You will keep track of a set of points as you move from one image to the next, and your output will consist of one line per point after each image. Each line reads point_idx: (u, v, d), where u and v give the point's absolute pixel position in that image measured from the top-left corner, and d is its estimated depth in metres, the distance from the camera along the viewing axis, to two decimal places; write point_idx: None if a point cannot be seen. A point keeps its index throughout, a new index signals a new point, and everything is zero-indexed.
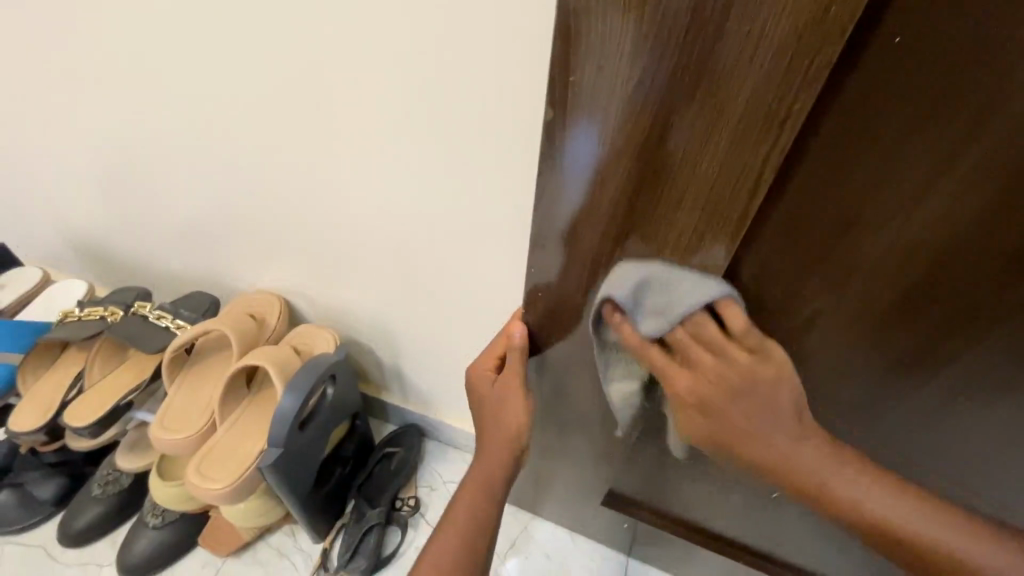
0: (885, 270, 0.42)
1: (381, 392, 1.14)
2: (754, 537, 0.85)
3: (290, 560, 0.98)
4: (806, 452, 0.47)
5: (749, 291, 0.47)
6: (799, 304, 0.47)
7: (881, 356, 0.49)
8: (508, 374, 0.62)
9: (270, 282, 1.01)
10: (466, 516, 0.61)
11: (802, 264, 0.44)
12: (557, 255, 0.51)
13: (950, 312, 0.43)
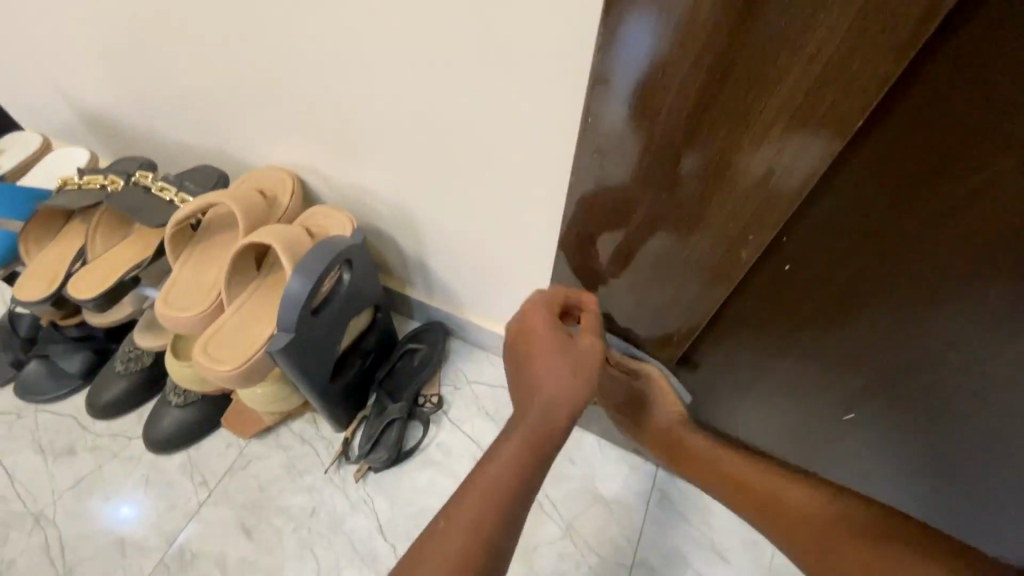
0: (910, 261, 0.45)
1: (404, 287, 1.06)
2: (799, 457, 0.78)
3: (312, 446, 0.97)
4: (703, 445, 0.69)
5: (791, 260, 0.50)
6: (838, 272, 0.49)
7: (926, 313, 0.48)
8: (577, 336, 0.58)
9: (280, 158, 0.90)
10: (504, 473, 0.50)
11: (843, 244, 0.47)
12: (607, 158, 0.46)
13: (970, 306, 0.45)
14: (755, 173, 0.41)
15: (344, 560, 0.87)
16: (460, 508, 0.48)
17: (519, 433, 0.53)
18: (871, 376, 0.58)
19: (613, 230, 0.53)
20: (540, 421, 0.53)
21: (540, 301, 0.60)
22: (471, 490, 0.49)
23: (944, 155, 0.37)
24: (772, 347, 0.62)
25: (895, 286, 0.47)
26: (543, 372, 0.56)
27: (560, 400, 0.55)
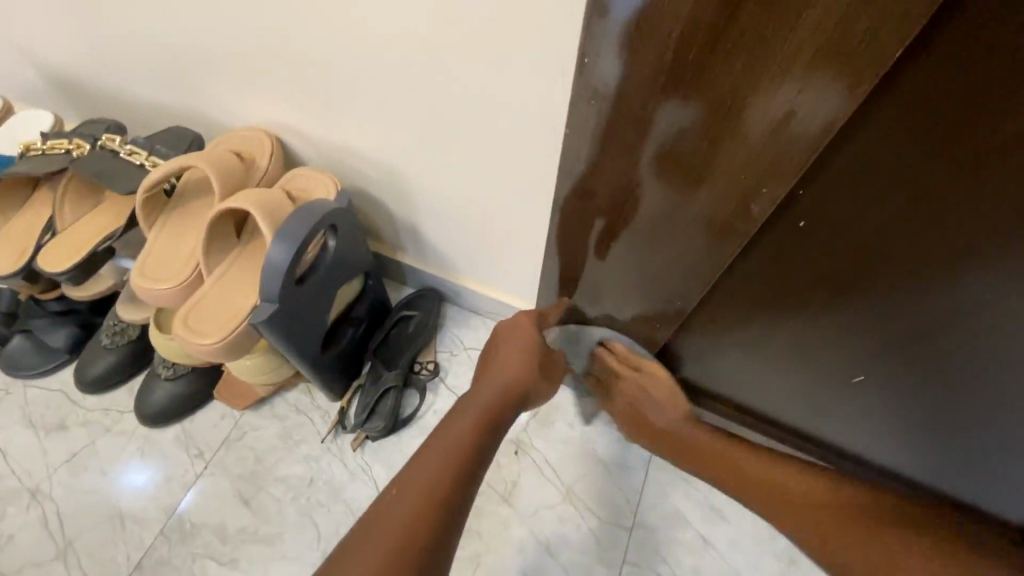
0: (913, 238, 0.44)
1: (395, 253, 1.03)
2: (801, 420, 0.76)
3: (308, 416, 0.96)
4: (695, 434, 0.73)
5: (797, 232, 0.49)
6: (842, 243, 0.48)
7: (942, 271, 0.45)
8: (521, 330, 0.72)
9: (257, 117, 0.84)
10: (441, 445, 0.58)
11: (846, 221, 0.46)
12: (602, 113, 0.42)
13: (983, 269, 0.43)
14: (770, 126, 0.37)
15: (344, 527, 0.87)
16: (409, 467, 0.56)
17: (466, 426, 0.61)
18: (887, 336, 0.55)
19: (611, 186, 0.49)
20: (492, 409, 0.65)
21: (501, 334, 0.73)
22: (408, 490, 0.52)
23: (954, 134, 0.37)
24: (780, 307, 0.59)
25: (917, 243, 0.44)
26: (473, 397, 0.67)
27: (499, 410, 0.66)
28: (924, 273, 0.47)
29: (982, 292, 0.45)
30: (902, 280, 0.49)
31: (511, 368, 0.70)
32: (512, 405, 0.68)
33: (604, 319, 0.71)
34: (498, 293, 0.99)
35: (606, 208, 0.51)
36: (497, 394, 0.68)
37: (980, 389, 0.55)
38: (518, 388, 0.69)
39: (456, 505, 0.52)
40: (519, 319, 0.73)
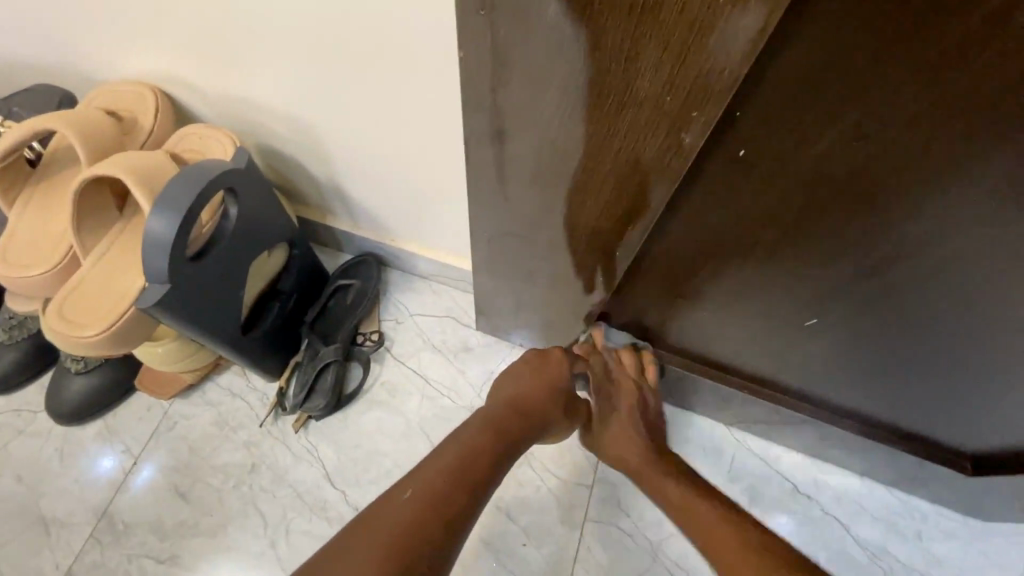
0: (852, 166, 0.41)
1: (326, 218, 0.94)
2: (759, 365, 0.73)
3: (244, 399, 0.89)
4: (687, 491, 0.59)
5: (733, 169, 0.45)
6: (783, 176, 0.44)
7: (895, 186, 0.41)
8: (549, 362, 0.71)
9: (135, 69, 0.73)
10: (455, 448, 0.57)
11: (779, 154, 0.42)
12: (487, 30, 0.36)
13: (934, 183, 0.39)
14: (680, 51, 0.33)
15: (292, 512, 0.82)
16: (421, 467, 0.55)
17: (485, 442, 0.59)
18: (839, 273, 0.51)
19: (524, 120, 0.43)
20: (507, 425, 0.63)
21: (527, 363, 0.71)
22: (418, 500, 0.50)
23: (882, 47, 0.33)
24: (728, 249, 0.54)
25: (883, 158, 0.39)
26: (487, 409, 0.65)
27: (515, 429, 0.63)
28: (889, 192, 0.41)
29: (937, 211, 0.41)
30: (858, 205, 0.44)
31: (533, 391, 0.68)
32: (529, 424, 0.65)
33: (545, 272, 0.66)
34: (440, 254, 0.92)
35: (526, 152, 0.46)
36: (513, 410, 0.65)
37: (937, 315, 0.52)
38: (537, 411, 0.66)
39: (461, 525, 0.51)
40: (550, 353, 0.72)
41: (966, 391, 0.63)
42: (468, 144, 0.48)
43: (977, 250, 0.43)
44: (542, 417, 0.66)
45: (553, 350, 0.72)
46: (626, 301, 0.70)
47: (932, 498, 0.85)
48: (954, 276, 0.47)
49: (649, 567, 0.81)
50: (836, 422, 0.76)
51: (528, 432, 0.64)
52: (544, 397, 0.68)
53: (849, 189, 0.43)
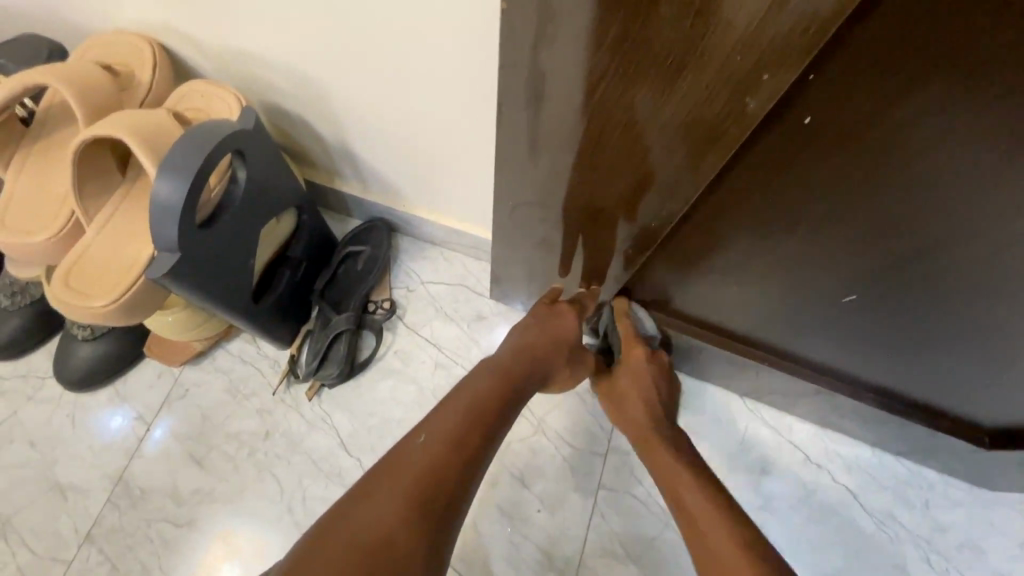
0: (921, 143, 0.38)
1: (334, 180, 0.90)
2: (781, 338, 0.72)
3: (255, 366, 0.88)
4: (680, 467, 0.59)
5: (790, 140, 0.42)
6: (838, 149, 0.41)
7: (962, 165, 0.38)
8: (564, 310, 0.72)
9: (129, 19, 0.68)
10: (467, 397, 0.59)
11: (843, 128, 0.39)
12: None
13: (1003, 161, 0.36)
14: (757, 10, 0.30)
15: (308, 479, 0.82)
16: (437, 414, 0.56)
17: (496, 388, 0.61)
18: (886, 250, 0.49)
19: (566, 81, 0.39)
20: (517, 371, 0.64)
21: (535, 315, 0.71)
22: (434, 441, 0.53)
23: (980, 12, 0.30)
24: (772, 223, 0.51)
25: (972, 129, 0.35)
26: (494, 354, 0.67)
27: (527, 376, 0.65)
28: (965, 168, 0.38)
29: (1002, 189, 0.39)
30: (920, 180, 0.41)
31: (542, 342, 0.68)
32: (536, 372, 0.66)
33: (570, 243, 0.63)
34: (454, 221, 0.89)
35: (565, 116, 0.43)
36: (521, 357, 0.66)
37: (973, 294, 0.51)
38: (544, 359, 0.67)
39: (476, 464, 0.53)
40: (558, 307, 0.72)
41: (999, 369, 0.61)
42: (500, 106, 0.45)
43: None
44: (551, 367, 0.68)
45: (562, 304, 0.72)
46: (649, 271, 0.68)
47: (942, 468, 0.85)
48: (1013, 257, 0.44)
49: (662, 533, 0.82)
50: (857, 397, 0.76)
51: (537, 380, 0.67)
52: (550, 346, 0.69)
53: (920, 161, 0.39)
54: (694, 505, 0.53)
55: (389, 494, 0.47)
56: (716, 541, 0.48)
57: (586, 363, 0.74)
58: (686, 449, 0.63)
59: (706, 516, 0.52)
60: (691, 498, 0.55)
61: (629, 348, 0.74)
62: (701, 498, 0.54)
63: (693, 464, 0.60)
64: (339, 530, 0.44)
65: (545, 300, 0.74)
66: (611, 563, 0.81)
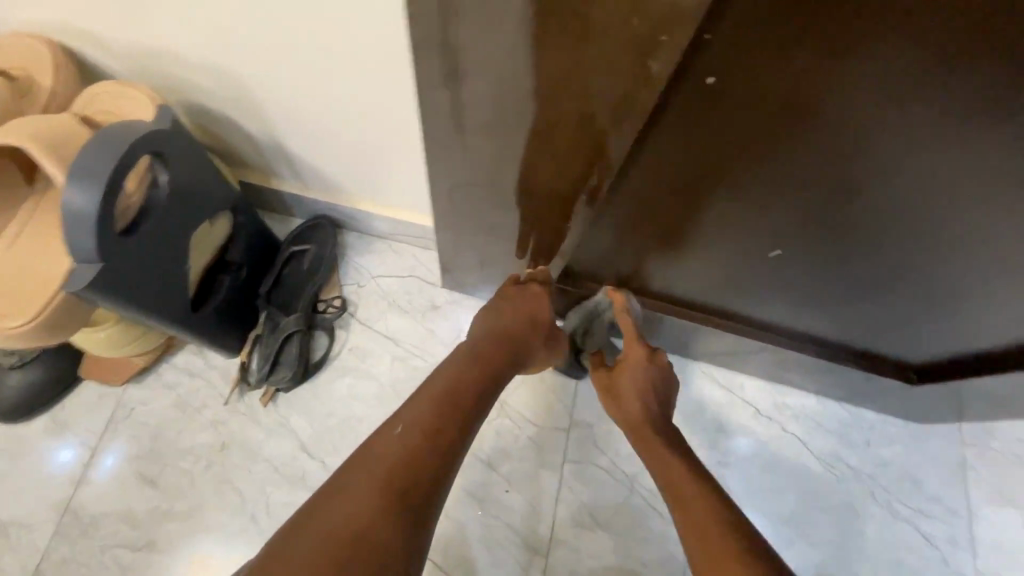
0: (814, 93, 0.40)
1: (269, 180, 0.87)
2: (722, 299, 0.75)
3: (204, 378, 0.85)
4: (671, 457, 0.60)
5: (700, 104, 0.44)
6: (744, 109, 0.43)
7: (853, 110, 0.41)
8: (535, 291, 0.71)
9: (24, 21, 0.64)
10: (442, 386, 0.58)
11: (746, 86, 0.41)
12: None
13: (886, 104, 0.39)
14: None
15: (271, 486, 0.81)
16: (410, 404, 0.56)
17: (471, 375, 0.61)
18: (801, 201, 0.52)
19: (479, 54, 0.39)
20: (492, 356, 0.64)
21: (505, 294, 0.70)
22: (410, 431, 0.52)
23: None
24: (698, 185, 0.53)
25: (859, 71, 0.38)
26: (467, 341, 0.66)
27: (502, 360, 0.65)
28: (856, 114, 0.41)
29: (890, 131, 0.42)
30: (819, 130, 0.43)
31: (515, 325, 0.68)
32: (510, 356, 0.66)
33: (511, 223, 0.64)
34: (397, 212, 0.88)
35: (484, 91, 0.43)
36: (495, 341, 0.65)
37: (883, 237, 0.54)
38: (518, 342, 0.67)
39: (453, 452, 0.53)
40: (530, 286, 0.71)
41: (918, 308, 0.66)
42: (421, 87, 0.45)
43: (924, 167, 0.44)
44: (526, 350, 0.68)
45: (535, 285, 0.71)
46: (591, 245, 0.69)
47: (878, 408, 0.92)
48: (915, 199, 0.48)
49: (628, 499, 0.85)
50: (797, 349, 0.80)
51: (513, 363, 0.67)
52: (523, 329, 0.68)
53: (817, 111, 0.42)
54: (687, 492, 0.55)
55: (366, 487, 0.46)
56: (708, 532, 0.50)
57: (560, 343, 0.74)
58: (680, 444, 0.63)
59: (697, 503, 0.53)
60: (685, 484, 0.56)
61: (630, 347, 0.72)
62: (694, 485, 0.55)
63: (685, 455, 0.61)
64: (316, 527, 0.44)
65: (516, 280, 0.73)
66: (582, 532, 0.83)
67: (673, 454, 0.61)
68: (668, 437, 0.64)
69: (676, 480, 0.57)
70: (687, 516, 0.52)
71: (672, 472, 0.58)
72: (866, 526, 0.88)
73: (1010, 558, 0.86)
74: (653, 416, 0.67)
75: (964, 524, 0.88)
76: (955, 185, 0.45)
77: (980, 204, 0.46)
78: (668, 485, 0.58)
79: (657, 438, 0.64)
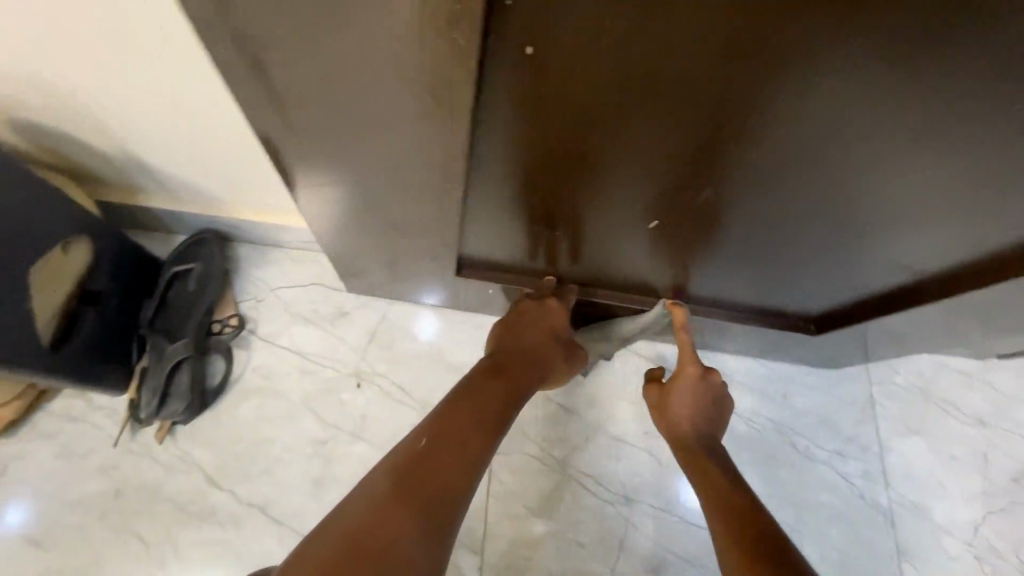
0: (636, 65, 0.38)
1: (138, 197, 0.80)
2: (626, 274, 0.74)
3: (88, 421, 0.78)
4: (714, 471, 0.66)
5: (528, 84, 0.41)
6: (575, 86, 0.41)
7: (679, 80, 0.39)
8: (552, 305, 0.73)
9: None
10: (464, 399, 0.58)
11: (568, 64, 0.39)
12: None
13: (707, 70, 0.38)
14: None
15: (177, 526, 0.75)
16: (435, 415, 0.55)
17: (494, 390, 0.61)
18: (665, 172, 0.51)
19: (271, 37, 0.36)
20: (511, 370, 0.65)
21: (525, 309, 0.73)
22: (436, 441, 0.51)
23: None
24: (556, 165, 0.52)
25: (670, 39, 0.36)
26: (487, 357, 0.67)
27: (522, 373, 0.66)
28: (682, 83, 0.39)
29: (722, 97, 0.40)
30: (654, 103, 0.42)
31: (529, 337, 0.70)
32: (532, 368, 0.68)
33: (389, 219, 0.60)
34: (286, 219, 0.82)
35: (295, 77, 0.39)
36: (515, 355, 0.67)
37: (755, 202, 0.54)
38: (536, 355, 0.69)
39: (480, 463, 0.52)
40: (548, 302, 0.73)
41: (805, 268, 0.67)
42: (231, 80, 0.40)
43: (766, 130, 0.43)
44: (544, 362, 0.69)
45: (553, 298, 0.73)
46: (480, 231, 0.67)
47: (791, 359, 0.95)
48: (765, 165, 0.47)
49: (561, 483, 0.85)
50: (702, 315, 0.81)
51: (535, 377, 0.67)
52: (542, 342, 0.70)
53: (645, 83, 0.40)
54: (732, 504, 0.60)
55: (388, 492, 0.45)
56: (746, 541, 0.54)
57: (581, 358, 0.75)
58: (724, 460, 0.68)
59: (739, 514, 0.58)
60: (728, 496, 0.61)
61: (683, 365, 0.74)
62: (737, 498, 0.61)
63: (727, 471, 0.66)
64: (336, 532, 0.41)
65: (534, 293, 0.75)
66: (517, 524, 0.82)
67: (719, 469, 0.66)
68: (713, 454, 0.69)
69: (714, 493, 0.62)
70: (728, 523, 0.57)
71: (712, 485, 0.64)
72: (788, 474, 0.92)
73: (919, 484, 0.92)
74: (700, 432, 0.72)
75: (876, 458, 0.93)
76: (802, 145, 0.44)
77: (829, 161, 0.46)
78: (706, 498, 0.63)
79: (704, 456, 0.68)
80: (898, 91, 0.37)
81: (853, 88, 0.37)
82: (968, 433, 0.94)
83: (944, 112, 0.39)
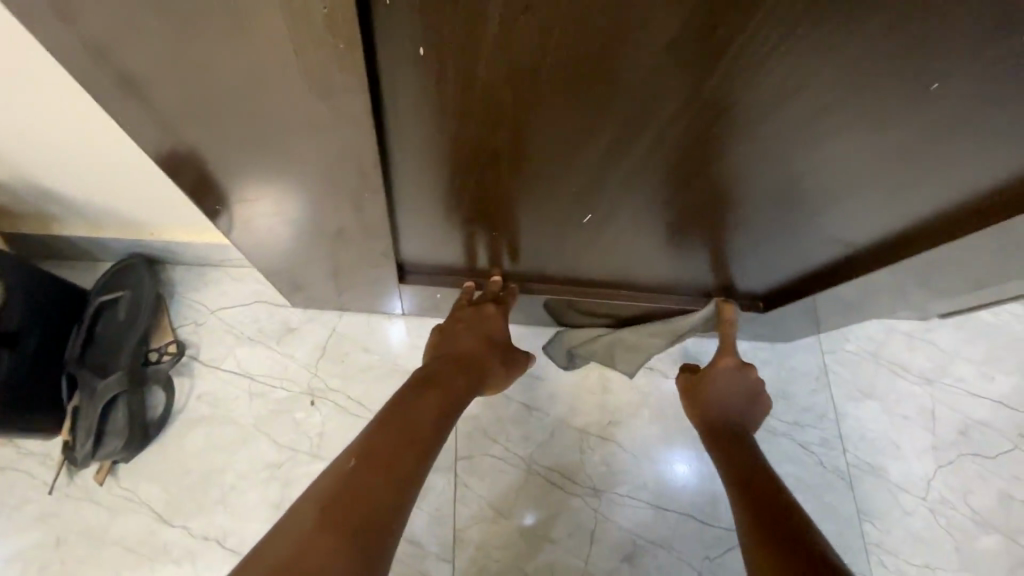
0: (527, 62, 0.37)
1: (55, 227, 0.75)
2: (571, 268, 0.74)
3: (21, 469, 0.74)
4: (741, 453, 0.67)
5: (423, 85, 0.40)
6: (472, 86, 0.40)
7: (575, 74, 0.38)
8: (487, 310, 0.72)
9: None
10: (396, 416, 0.56)
11: (458, 65, 0.37)
12: None
13: (600, 62, 0.37)
14: None
15: (127, 569, 0.71)
16: (363, 436, 0.52)
17: (429, 401, 0.59)
18: (586, 165, 0.50)
19: (133, 52, 0.34)
20: (445, 379, 0.63)
21: (461, 318, 0.71)
22: (365, 463, 0.49)
23: None
24: (474, 165, 0.50)
25: (553, 33, 0.35)
26: (421, 369, 0.65)
27: (457, 382, 0.64)
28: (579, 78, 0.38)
29: (622, 88, 0.39)
30: (555, 98, 0.41)
31: (466, 345, 0.69)
32: (469, 375, 0.66)
33: (316, 231, 0.58)
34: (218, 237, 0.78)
35: (171, 93, 0.37)
36: (450, 364, 0.66)
37: (683, 191, 0.53)
38: (473, 362, 0.67)
39: (412, 480, 0.50)
40: (484, 307, 0.72)
41: (746, 253, 0.67)
42: (107, 100, 0.38)
43: (676, 117, 0.42)
44: (480, 369, 0.67)
45: (489, 304, 0.72)
46: (415, 235, 0.65)
47: (746, 336, 0.96)
48: (683, 152, 0.47)
49: (528, 481, 0.84)
50: (653, 307, 0.80)
51: (472, 385, 0.66)
52: (479, 349, 0.69)
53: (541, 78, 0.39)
54: (757, 485, 0.60)
55: (309, 525, 0.42)
56: (766, 518, 0.54)
57: (521, 363, 0.75)
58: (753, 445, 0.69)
59: (764, 495, 0.58)
60: (755, 477, 0.62)
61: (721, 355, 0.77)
62: (765, 479, 0.61)
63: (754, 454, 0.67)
64: (252, 575, 0.38)
65: (469, 301, 0.74)
66: (485, 527, 0.81)
67: (746, 451, 0.67)
68: (742, 438, 0.70)
69: (739, 473, 0.63)
70: (751, 502, 0.58)
71: (737, 466, 0.65)
72: None
73: (875, 445, 0.95)
74: (730, 418, 0.73)
75: (834, 425, 0.96)
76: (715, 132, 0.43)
77: (745, 146, 0.45)
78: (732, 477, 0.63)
79: (734, 440, 0.70)
80: (791, 74, 0.37)
81: (747, 74, 0.37)
82: (915, 390, 0.98)
83: (840, 95, 0.38)
